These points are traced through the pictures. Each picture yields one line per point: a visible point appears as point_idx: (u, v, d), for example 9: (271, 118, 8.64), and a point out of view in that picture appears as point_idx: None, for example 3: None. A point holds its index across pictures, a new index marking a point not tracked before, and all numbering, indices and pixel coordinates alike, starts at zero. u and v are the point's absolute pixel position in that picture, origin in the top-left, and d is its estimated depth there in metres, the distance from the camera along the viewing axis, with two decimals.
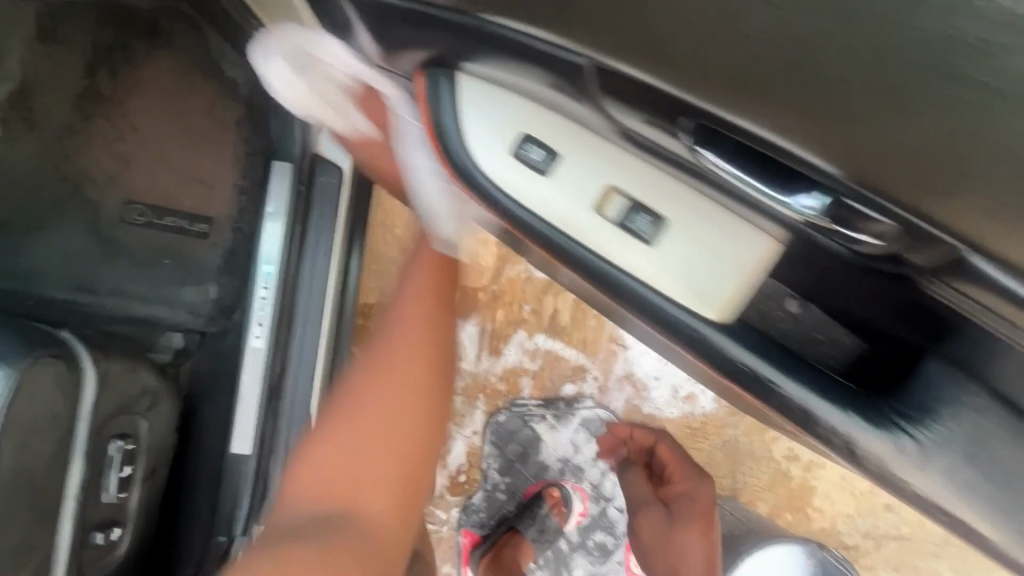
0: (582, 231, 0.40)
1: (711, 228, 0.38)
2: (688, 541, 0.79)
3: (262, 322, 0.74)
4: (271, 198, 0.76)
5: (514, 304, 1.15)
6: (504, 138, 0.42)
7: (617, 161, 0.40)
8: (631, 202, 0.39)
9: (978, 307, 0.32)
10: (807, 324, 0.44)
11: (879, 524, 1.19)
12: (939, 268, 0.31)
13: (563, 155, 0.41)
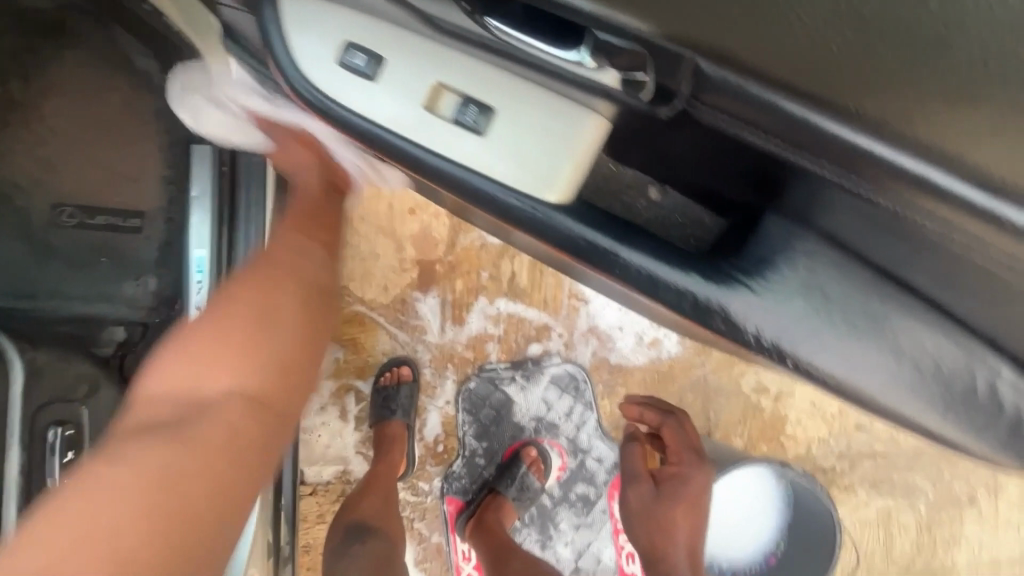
0: (418, 133, 0.43)
1: (528, 108, 0.42)
2: (675, 515, 0.81)
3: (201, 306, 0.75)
4: (195, 181, 0.77)
5: (471, 272, 1.16)
6: (327, 46, 0.45)
7: (442, 62, 0.43)
8: (454, 95, 0.42)
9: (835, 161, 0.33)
10: (667, 205, 0.50)
11: (852, 444, 1.21)
12: (737, 102, 0.33)
13: (388, 61, 0.44)
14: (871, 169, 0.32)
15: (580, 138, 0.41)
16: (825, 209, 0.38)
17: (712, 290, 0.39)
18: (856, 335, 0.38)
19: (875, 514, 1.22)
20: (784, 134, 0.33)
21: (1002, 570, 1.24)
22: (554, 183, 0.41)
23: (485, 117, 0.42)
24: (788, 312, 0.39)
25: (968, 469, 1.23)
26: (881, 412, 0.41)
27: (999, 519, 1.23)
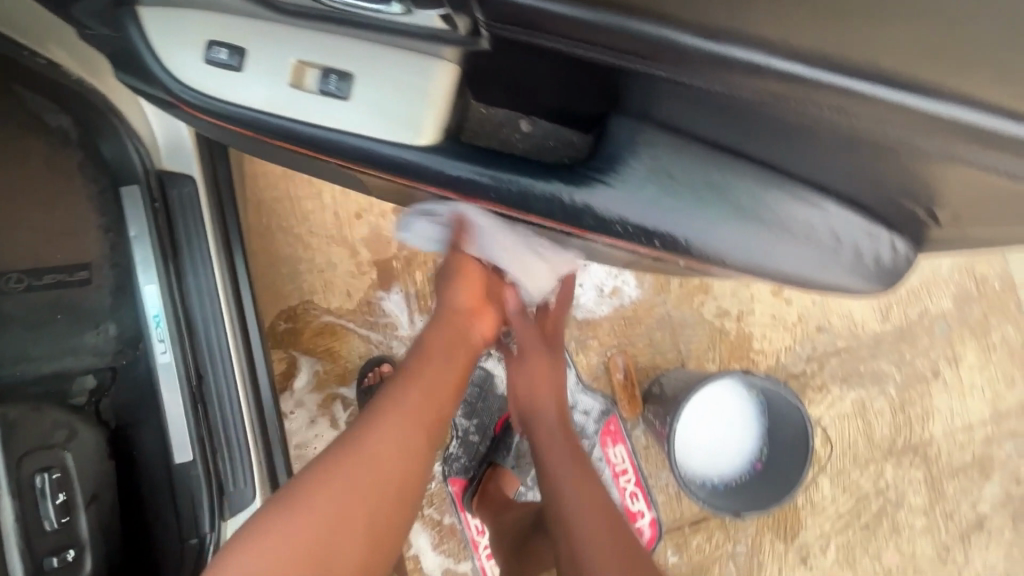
0: (294, 110, 0.50)
1: (382, 71, 0.49)
2: (547, 418, 0.91)
3: (163, 338, 0.79)
4: (132, 222, 0.79)
5: (427, 261, 1.20)
6: (197, 47, 0.51)
7: (300, 41, 0.50)
8: (315, 70, 0.50)
9: (627, 47, 0.38)
10: (538, 134, 0.58)
11: (816, 346, 1.28)
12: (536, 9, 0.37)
13: (250, 51, 0.50)
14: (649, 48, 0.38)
15: (434, 86, 0.49)
16: (649, 96, 0.44)
17: (583, 194, 0.49)
18: (706, 207, 0.48)
19: (850, 405, 1.29)
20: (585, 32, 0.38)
21: (977, 431, 1.32)
22: (420, 128, 0.49)
23: (345, 83, 0.49)
24: (639, 197, 0.49)
25: (926, 346, 1.31)
26: (741, 265, 0.52)
27: (964, 385, 1.32)
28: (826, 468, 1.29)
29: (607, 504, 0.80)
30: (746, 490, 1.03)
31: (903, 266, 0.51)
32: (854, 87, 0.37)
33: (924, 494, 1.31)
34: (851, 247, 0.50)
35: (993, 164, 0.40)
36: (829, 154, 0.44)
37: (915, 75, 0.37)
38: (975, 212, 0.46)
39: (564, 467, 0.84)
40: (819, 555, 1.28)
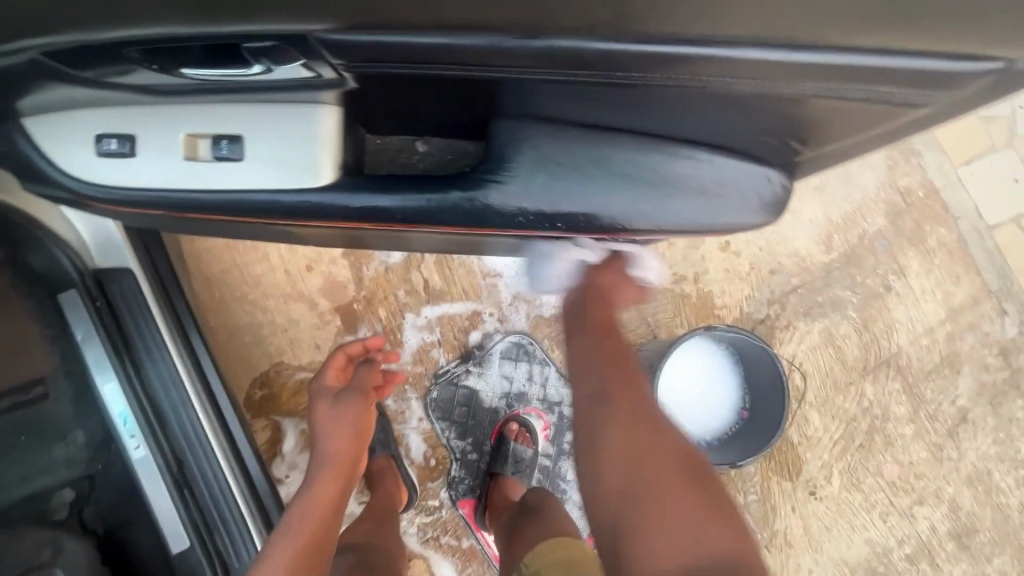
0: (196, 181, 0.52)
1: (271, 126, 0.51)
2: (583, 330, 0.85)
3: (134, 433, 0.78)
4: (77, 325, 0.78)
5: (387, 295, 1.21)
6: (90, 144, 0.52)
7: (186, 115, 0.51)
8: (207, 138, 0.51)
9: (494, 59, 0.41)
10: (436, 149, 0.60)
11: (774, 288, 1.34)
12: (403, 43, 0.40)
13: (139, 135, 0.51)
14: (514, 52, 0.41)
15: (321, 131, 0.51)
16: (524, 98, 0.47)
17: (479, 195, 0.51)
18: (595, 180, 0.51)
19: (819, 336, 1.35)
20: (454, 54, 0.41)
21: (938, 332, 1.39)
22: (317, 167, 0.51)
23: (237, 146, 0.51)
24: (531, 188, 0.51)
25: (872, 265, 1.38)
26: (640, 226, 0.55)
27: (915, 293, 1.39)
28: (811, 401, 1.34)
29: (632, 376, 0.79)
30: (739, 440, 1.08)
31: (785, 197, 0.55)
32: (706, 53, 0.41)
33: (906, 403, 1.37)
34: (732, 189, 0.54)
35: (844, 94, 0.45)
36: (686, 111, 0.48)
37: (785, 33, 0.39)
38: (846, 132, 0.51)
39: (597, 350, 0.82)
40: (826, 485, 1.32)
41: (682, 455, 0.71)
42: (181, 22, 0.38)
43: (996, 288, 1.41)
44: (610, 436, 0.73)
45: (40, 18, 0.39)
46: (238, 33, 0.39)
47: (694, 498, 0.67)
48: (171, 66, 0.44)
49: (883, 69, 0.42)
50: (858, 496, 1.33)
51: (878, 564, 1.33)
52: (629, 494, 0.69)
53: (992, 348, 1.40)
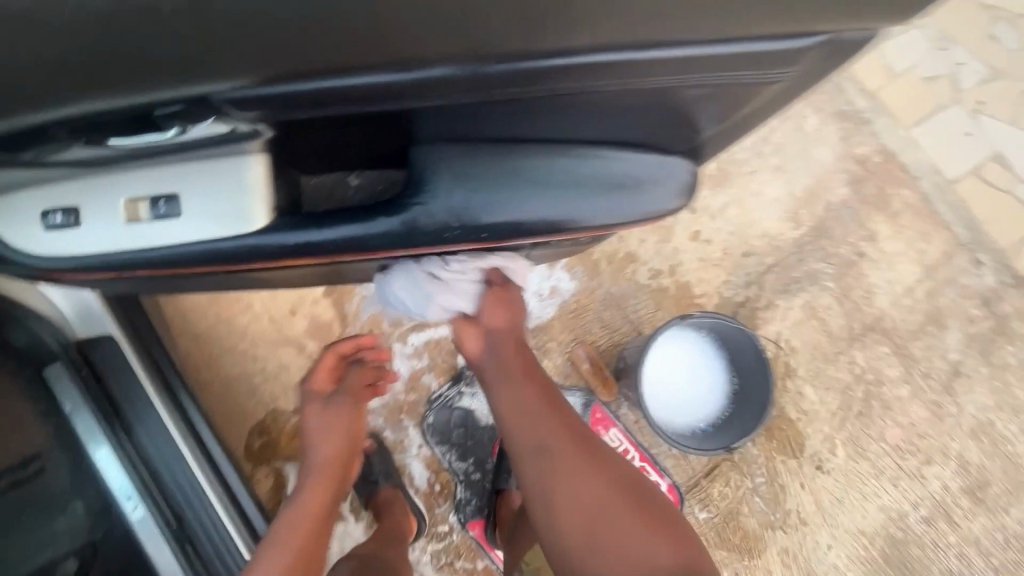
0: (140, 242, 0.54)
1: (203, 181, 0.53)
2: (511, 361, 0.86)
3: (130, 495, 0.79)
4: (65, 396, 0.81)
5: (372, 328, 1.24)
6: (38, 221, 0.55)
7: (125, 181, 0.53)
8: (143, 201, 0.53)
9: (405, 95, 0.43)
10: (368, 182, 0.64)
11: (749, 270, 1.36)
12: (311, 90, 0.41)
13: (81, 206, 0.54)
14: (422, 86, 0.42)
15: (247, 179, 0.52)
16: (443, 121, 0.49)
17: (405, 217, 0.53)
18: (512, 189, 0.53)
19: (800, 311, 1.37)
20: (365, 93, 0.42)
21: (918, 290, 1.41)
22: (249, 215, 0.53)
23: (172, 205, 0.53)
24: (450, 204, 0.53)
25: (842, 234, 1.40)
26: (566, 228, 0.56)
27: (889, 256, 1.41)
28: (804, 376, 1.35)
29: (563, 413, 0.83)
30: (731, 422, 1.09)
31: (690, 180, 0.58)
32: (599, 61, 0.42)
33: (898, 365, 1.38)
34: (643, 180, 0.56)
35: (727, 79, 0.48)
36: (584, 114, 0.50)
37: (668, 33, 0.40)
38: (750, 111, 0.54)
39: (522, 394, 0.83)
40: (831, 458, 1.32)
41: (625, 485, 0.77)
42: (99, 95, 0.40)
43: (967, 240, 1.43)
44: (551, 480, 0.77)
45: None
46: (154, 100, 0.40)
47: (644, 522, 0.74)
48: (98, 138, 0.46)
49: (765, 53, 0.45)
50: (865, 464, 1.33)
51: (896, 530, 1.32)
52: (586, 537, 0.73)
53: (973, 299, 1.42)
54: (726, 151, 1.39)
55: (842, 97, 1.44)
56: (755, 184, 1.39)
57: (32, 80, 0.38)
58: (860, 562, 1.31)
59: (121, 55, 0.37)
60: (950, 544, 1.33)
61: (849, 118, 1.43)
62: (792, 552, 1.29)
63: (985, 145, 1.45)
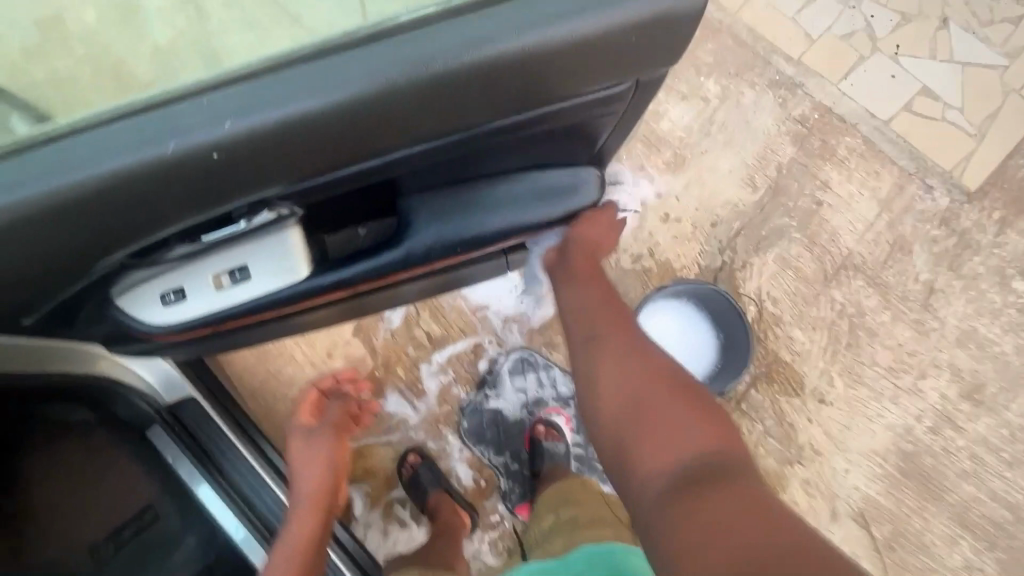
0: (223, 304, 0.68)
1: (264, 252, 0.66)
2: (589, 291, 0.94)
3: (232, 520, 0.97)
4: (166, 450, 1.00)
5: (400, 355, 1.41)
6: (140, 304, 0.67)
7: (206, 262, 0.66)
8: (221, 274, 0.67)
9: (396, 163, 0.60)
10: None
11: (720, 237, 1.51)
12: (324, 181, 0.58)
13: (180, 284, 0.67)
14: (402, 159, 0.59)
15: (295, 246, 0.67)
16: (420, 178, 0.66)
17: (401, 249, 0.71)
18: (474, 213, 0.71)
19: (776, 264, 1.50)
20: (363, 171, 0.59)
21: (878, 224, 1.54)
22: (298, 268, 0.68)
23: (244, 274, 0.67)
24: (432, 232, 0.71)
25: (798, 189, 1.54)
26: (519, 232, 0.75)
27: (845, 199, 1.55)
28: (790, 321, 1.47)
29: (624, 316, 0.90)
30: (720, 374, 1.24)
31: (600, 178, 0.76)
32: (512, 121, 0.59)
33: (875, 294, 1.50)
34: (566, 186, 0.74)
35: (595, 116, 0.65)
36: (508, 157, 0.68)
37: (551, 98, 0.58)
38: (620, 130, 0.72)
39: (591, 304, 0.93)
40: (831, 389, 1.45)
41: (673, 383, 0.76)
42: (191, 215, 0.55)
43: (914, 170, 1.56)
44: (601, 365, 0.82)
45: (101, 245, 0.55)
46: (229, 207, 0.56)
47: (683, 404, 0.73)
48: (192, 238, 0.59)
49: (615, 96, 0.62)
50: (864, 389, 1.45)
51: (906, 444, 1.43)
52: (624, 418, 0.75)
53: (933, 221, 1.54)
54: (678, 138, 1.54)
55: (771, 68, 1.59)
56: (709, 161, 1.54)
57: (145, 216, 0.53)
58: (879, 479, 1.41)
59: (207, 185, 0.52)
60: (960, 448, 1.43)
61: (782, 85, 1.58)
62: (813, 482, 1.40)
63: (910, 82, 1.59)
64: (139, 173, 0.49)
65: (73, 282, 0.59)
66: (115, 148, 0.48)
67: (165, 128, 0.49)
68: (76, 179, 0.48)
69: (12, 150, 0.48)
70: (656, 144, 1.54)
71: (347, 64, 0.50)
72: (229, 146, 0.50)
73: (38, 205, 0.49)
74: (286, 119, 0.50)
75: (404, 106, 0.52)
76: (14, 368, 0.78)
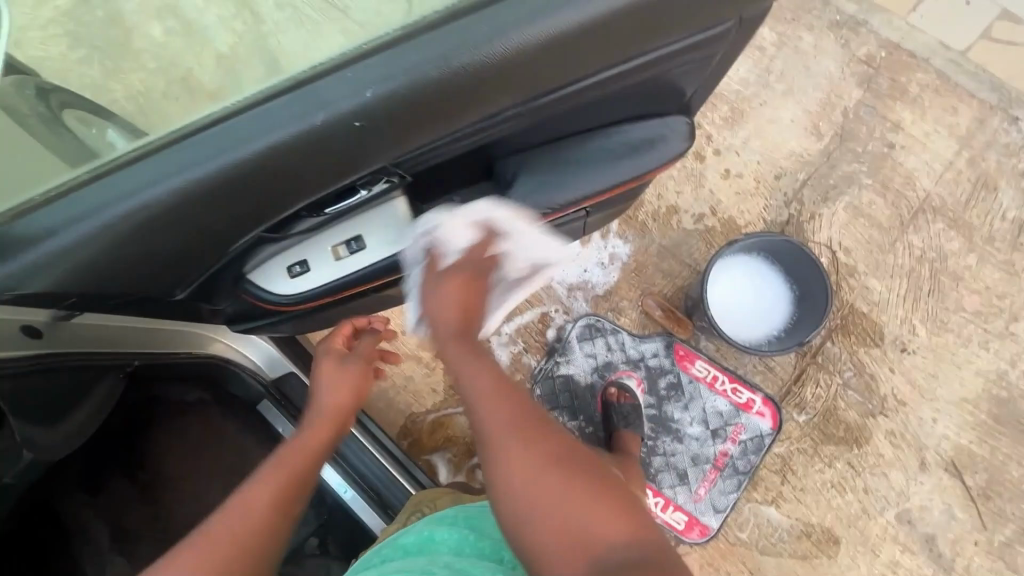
0: (344, 271, 0.74)
1: (374, 221, 0.73)
2: (451, 292, 0.75)
3: (342, 485, 1.07)
4: (277, 422, 1.10)
5: None
6: (274, 275, 0.74)
7: (325, 234, 0.73)
8: (340, 244, 0.74)
9: (500, 124, 0.64)
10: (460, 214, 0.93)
11: (785, 190, 1.47)
12: (438, 147, 0.64)
13: (307, 256, 0.74)
14: (506, 122, 0.64)
15: (401, 212, 0.73)
16: (516, 138, 0.71)
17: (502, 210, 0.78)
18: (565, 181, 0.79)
19: (846, 214, 1.45)
20: (473, 134, 0.64)
21: (958, 162, 1.46)
22: (405, 233, 0.74)
23: (360, 243, 0.74)
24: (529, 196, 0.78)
25: (868, 133, 1.48)
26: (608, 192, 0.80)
27: (920, 138, 1.47)
28: (865, 271, 1.43)
29: (520, 402, 0.69)
30: (796, 330, 1.22)
31: (687, 127, 0.78)
32: (611, 73, 0.63)
33: (957, 237, 1.43)
34: (653, 137, 0.77)
35: (689, 63, 0.67)
36: (602, 113, 0.72)
37: (651, 45, 0.61)
38: (709, 77, 0.74)
39: (453, 308, 0.75)
40: (913, 338, 1.40)
41: (572, 462, 0.64)
42: (324, 187, 0.62)
43: (995, 102, 1.47)
44: (500, 467, 0.64)
45: (248, 220, 0.63)
46: (356, 178, 0.63)
47: (588, 492, 0.62)
48: (321, 208, 0.67)
49: (710, 40, 0.64)
50: (950, 335, 1.40)
51: (998, 390, 1.38)
52: (528, 506, 0.62)
53: (1018, 155, 1.45)
54: (734, 92, 1.50)
55: (831, 9, 1.51)
56: (770, 113, 1.49)
57: (289, 191, 0.61)
58: (970, 427, 1.37)
59: (344, 157, 0.59)
60: None
61: (844, 26, 1.51)
62: (899, 433, 1.37)
63: (988, 8, 1.49)
64: (293, 146, 0.56)
65: (221, 256, 0.68)
66: (273, 126, 0.56)
67: (317, 103, 0.56)
68: (241, 157, 0.56)
69: (188, 138, 0.58)
70: (712, 100, 1.50)
71: (478, 30, 0.55)
72: (367, 119, 0.56)
73: (210, 183, 0.57)
74: (416, 89, 0.56)
75: (526, 64, 0.57)
76: (147, 355, 0.87)
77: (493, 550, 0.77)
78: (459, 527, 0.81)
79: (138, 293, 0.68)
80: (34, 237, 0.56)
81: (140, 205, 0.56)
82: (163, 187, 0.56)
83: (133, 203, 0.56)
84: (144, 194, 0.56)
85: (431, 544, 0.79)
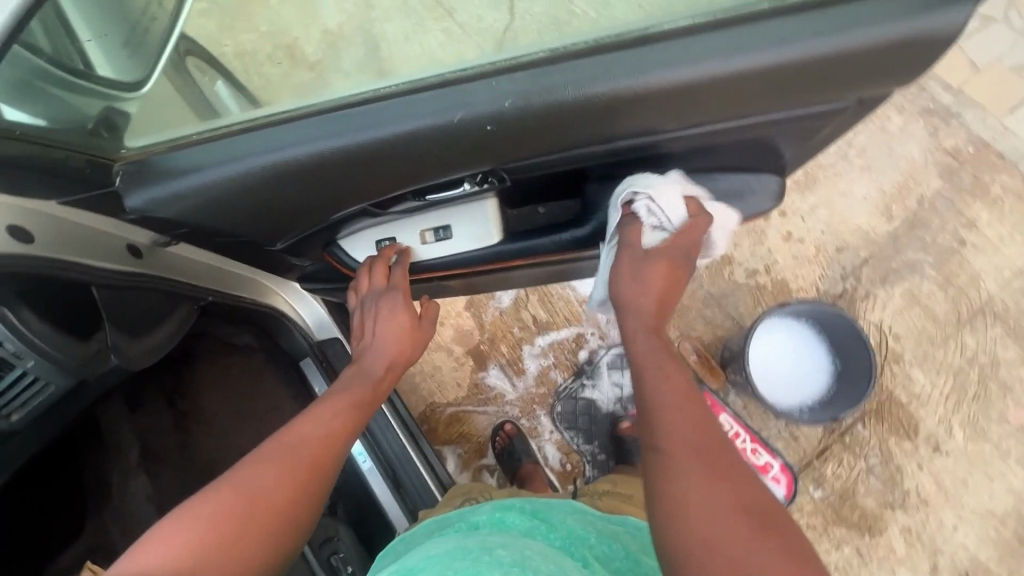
0: (427, 253, 0.86)
1: (461, 216, 0.82)
2: (652, 278, 0.72)
3: (361, 451, 1.12)
4: (315, 381, 1.13)
5: (506, 333, 1.50)
6: (367, 246, 0.87)
7: (417, 218, 0.83)
8: (428, 229, 0.84)
9: (606, 153, 0.69)
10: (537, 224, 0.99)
11: (844, 263, 1.46)
12: (545, 161, 0.69)
13: (398, 234, 0.85)
14: (613, 151, 0.69)
15: (489, 211, 0.81)
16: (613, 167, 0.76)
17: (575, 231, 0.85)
18: None
19: (902, 299, 1.43)
20: (580, 156, 0.69)
21: None
22: (488, 230, 0.83)
23: (445, 232, 0.84)
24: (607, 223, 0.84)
25: (940, 224, 1.46)
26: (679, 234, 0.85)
27: (993, 241, 1.44)
28: (911, 360, 1.40)
29: (706, 416, 0.59)
30: (832, 404, 1.21)
31: (778, 186, 0.81)
32: (724, 125, 0.66)
33: (1014, 346, 1.40)
34: (738, 192, 0.81)
35: (797, 130, 0.70)
36: (699, 160, 0.76)
37: (769, 107, 0.64)
38: (811, 147, 0.77)
39: (659, 290, 0.71)
40: (948, 439, 1.36)
41: (757, 501, 0.53)
42: (436, 175, 0.68)
43: None
44: (668, 470, 0.56)
45: (360, 191, 0.70)
46: (467, 173, 0.69)
47: (772, 539, 0.50)
48: (422, 195, 0.74)
49: (825, 113, 0.67)
50: (987, 445, 1.36)
51: None
52: (693, 521, 0.52)
53: None
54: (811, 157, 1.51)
55: (926, 94, 1.50)
56: (844, 185, 1.49)
57: (406, 173, 0.67)
58: (992, 543, 1.33)
59: (464, 154, 0.65)
60: None
61: (935, 114, 1.49)
62: (915, 532, 1.33)
63: None
64: (421, 135, 0.62)
65: (326, 220, 0.76)
66: (409, 113, 0.62)
67: (455, 102, 0.61)
68: (376, 135, 0.62)
69: (329, 109, 0.64)
70: None
71: (615, 64, 0.59)
72: (494, 125, 0.62)
73: (342, 153, 0.64)
74: (545, 107, 0.61)
75: (651, 103, 0.61)
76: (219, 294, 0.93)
77: (562, 543, 0.73)
78: (527, 517, 0.77)
79: (244, 233, 0.75)
80: (187, 168, 0.66)
81: (280, 159, 0.64)
82: (304, 150, 0.64)
83: (274, 156, 0.64)
84: (286, 150, 0.64)
85: (501, 525, 0.76)
